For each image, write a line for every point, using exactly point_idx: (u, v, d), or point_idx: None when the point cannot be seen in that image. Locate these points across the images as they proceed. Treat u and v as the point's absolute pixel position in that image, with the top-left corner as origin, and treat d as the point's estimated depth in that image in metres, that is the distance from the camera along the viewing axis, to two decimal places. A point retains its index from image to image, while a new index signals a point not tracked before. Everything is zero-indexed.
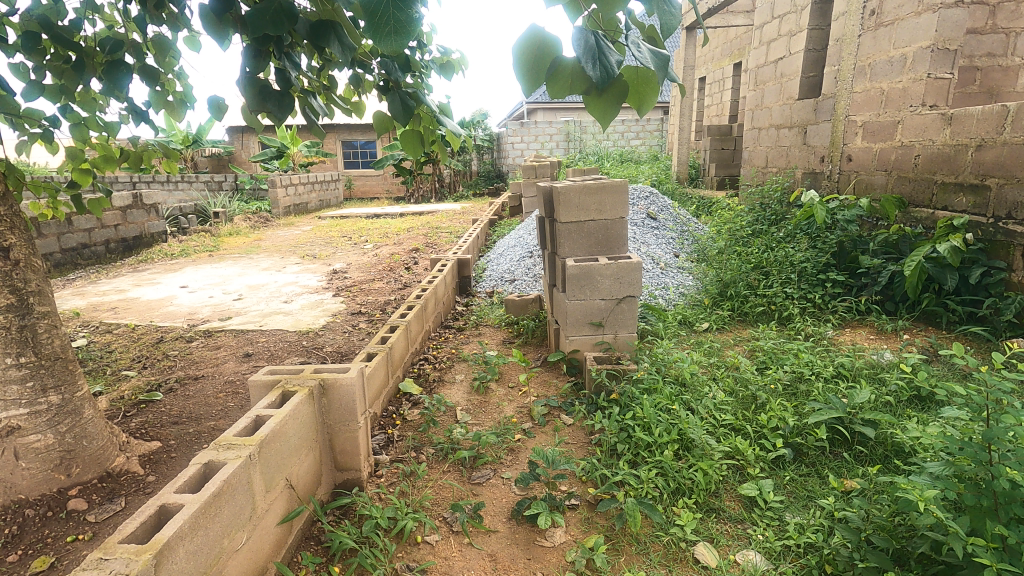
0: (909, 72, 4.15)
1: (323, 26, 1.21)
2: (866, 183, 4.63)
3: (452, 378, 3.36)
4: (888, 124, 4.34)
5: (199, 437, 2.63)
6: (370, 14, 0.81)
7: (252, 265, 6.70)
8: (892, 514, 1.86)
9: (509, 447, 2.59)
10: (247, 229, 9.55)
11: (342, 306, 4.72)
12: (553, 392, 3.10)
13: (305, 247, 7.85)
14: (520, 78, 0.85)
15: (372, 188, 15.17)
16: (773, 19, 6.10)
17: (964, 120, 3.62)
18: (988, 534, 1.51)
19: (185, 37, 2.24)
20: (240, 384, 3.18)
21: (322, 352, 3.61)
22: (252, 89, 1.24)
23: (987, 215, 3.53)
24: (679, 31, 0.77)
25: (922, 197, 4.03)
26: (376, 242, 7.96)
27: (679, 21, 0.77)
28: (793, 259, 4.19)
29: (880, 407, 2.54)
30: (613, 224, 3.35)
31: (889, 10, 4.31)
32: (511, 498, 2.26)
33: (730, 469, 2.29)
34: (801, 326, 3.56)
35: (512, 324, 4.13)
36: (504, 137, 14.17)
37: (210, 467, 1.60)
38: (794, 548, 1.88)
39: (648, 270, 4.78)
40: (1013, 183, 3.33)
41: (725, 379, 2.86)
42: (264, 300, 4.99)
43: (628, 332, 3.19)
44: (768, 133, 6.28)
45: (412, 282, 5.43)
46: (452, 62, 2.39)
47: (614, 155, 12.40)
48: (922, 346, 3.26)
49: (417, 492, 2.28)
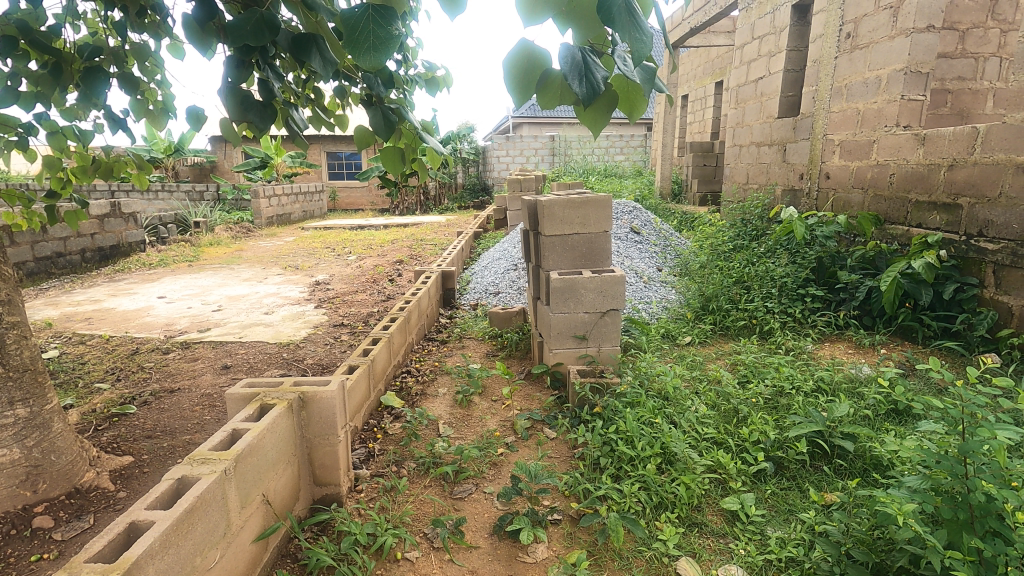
0: (884, 93, 4.27)
1: (305, 39, 1.21)
2: (843, 201, 4.73)
3: (435, 391, 3.33)
4: (864, 143, 4.46)
5: (173, 452, 2.56)
6: (350, 30, 0.92)
7: (232, 275, 6.60)
8: (872, 527, 1.87)
9: (491, 461, 2.56)
10: (229, 239, 9.42)
11: (324, 318, 4.66)
12: (536, 406, 3.09)
13: (287, 258, 7.75)
14: (512, 90, 0.89)
15: (356, 200, 15.17)
16: (753, 39, 6.26)
17: (936, 141, 3.74)
18: (965, 548, 1.52)
19: (167, 45, 2.22)
20: (217, 397, 3.12)
21: (303, 364, 3.56)
22: (233, 100, 1.24)
23: (960, 233, 3.61)
24: (649, 60, 0.76)
25: (897, 215, 4.12)
26: (359, 253, 7.91)
27: (649, 50, 0.76)
28: (773, 274, 4.25)
29: (858, 421, 2.57)
30: (597, 238, 3.37)
31: (864, 33, 4.46)
32: (493, 514, 2.23)
33: (712, 483, 2.29)
34: (781, 341, 3.60)
35: (496, 337, 4.12)
36: (490, 151, 14.12)
37: (184, 483, 1.56)
38: (776, 563, 1.88)
39: (631, 283, 4.82)
40: (984, 203, 3.42)
41: (708, 393, 2.87)
42: (244, 311, 4.92)
43: (612, 345, 3.19)
44: (748, 150, 6.39)
45: (395, 294, 5.39)
46: (437, 78, 2.40)
47: (598, 170, 12.54)
48: (899, 361, 3.31)
49: (397, 507, 2.25)
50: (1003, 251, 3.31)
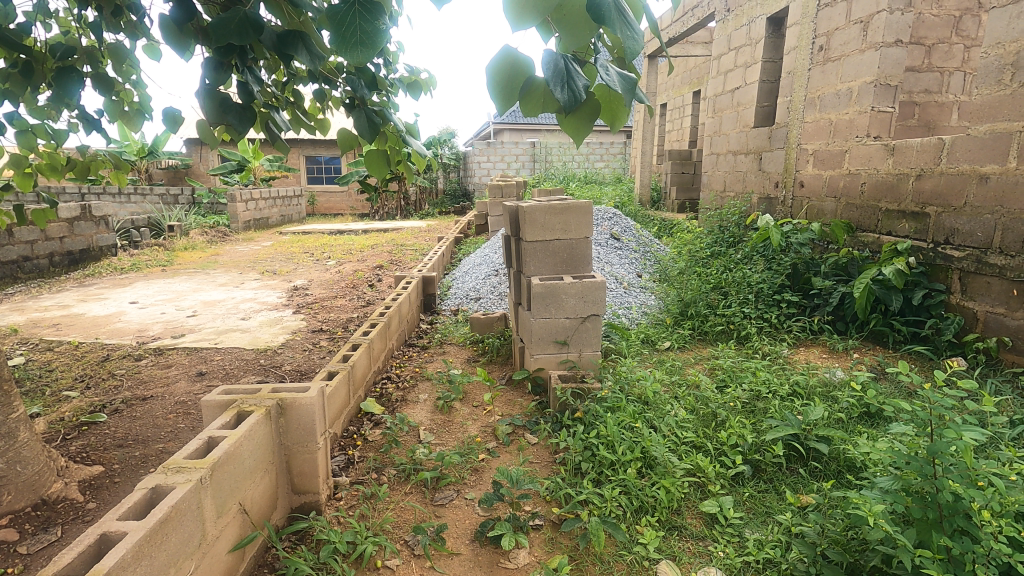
0: (855, 104, 4.40)
1: (291, 35, 1.21)
2: (817, 209, 4.84)
3: (416, 397, 3.31)
4: (837, 153, 4.58)
5: (146, 461, 2.50)
6: (337, 24, 0.91)
7: (208, 280, 6.48)
8: (846, 528, 1.91)
9: (472, 468, 2.55)
10: (204, 244, 9.24)
11: (302, 323, 4.60)
12: (517, 411, 3.09)
13: (265, 263, 7.63)
14: (495, 97, 0.89)
15: (336, 205, 15.06)
16: (730, 50, 6.39)
17: (905, 152, 3.86)
18: (935, 546, 1.56)
19: (143, 45, 2.18)
20: (192, 405, 3.05)
21: (281, 371, 3.51)
22: (212, 102, 1.23)
23: (928, 241, 3.72)
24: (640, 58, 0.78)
25: (868, 223, 4.23)
26: (339, 259, 7.83)
27: (641, 48, 0.78)
28: (750, 280, 4.33)
29: (832, 424, 2.63)
30: (578, 244, 3.39)
31: (836, 46, 4.60)
32: (474, 520, 2.22)
33: (692, 486, 2.32)
34: (758, 345, 3.66)
35: (477, 342, 4.11)
36: (471, 156, 14.15)
37: (157, 492, 1.53)
38: (754, 564, 1.90)
39: (612, 289, 4.86)
40: (950, 212, 3.53)
41: (687, 397, 2.91)
42: (220, 317, 4.83)
43: (592, 350, 3.22)
44: (725, 158, 6.51)
45: (375, 299, 5.35)
46: (420, 82, 2.40)
47: (578, 177, 12.64)
48: (871, 364, 3.40)
49: (377, 514, 2.22)
50: (968, 258, 3.42)
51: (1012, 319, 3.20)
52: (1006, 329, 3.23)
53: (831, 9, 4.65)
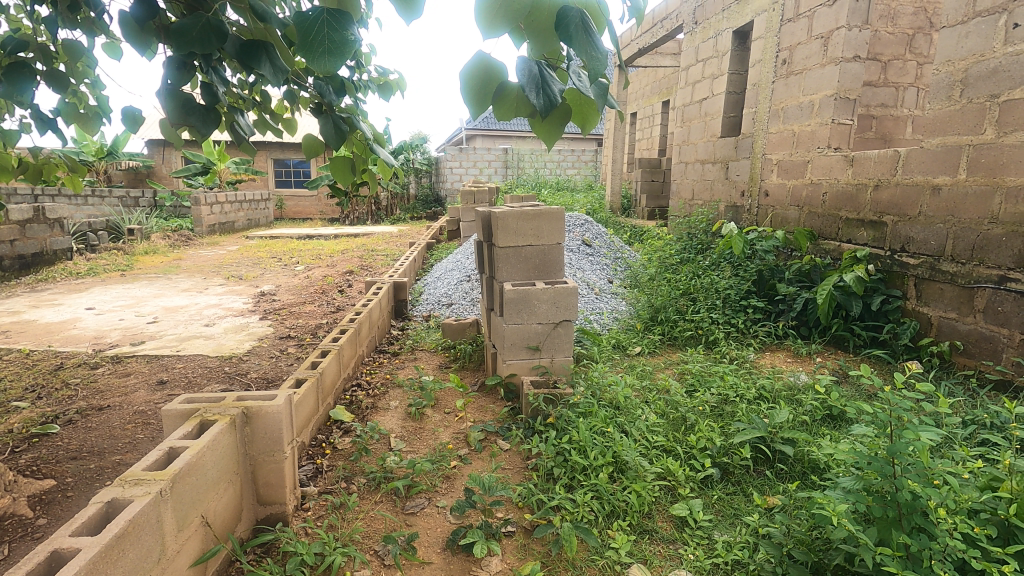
0: (817, 117, 4.55)
1: (255, 46, 1.20)
2: (781, 217, 4.98)
3: (386, 405, 3.26)
4: (800, 163, 4.73)
5: (102, 473, 2.39)
6: (303, 35, 0.90)
7: (170, 285, 6.27)
8: (810, 527, 1.95)
9: (444, 475, 2.52)
10: (166, 248, 8.94)
11: (269, 330, 4.50)
12: (489, 417, 3.08)
13: (230, 268, 7.44)
14: (468, 101, 0.91)
15: (304, 209, 14.81)
16: (697, 62, 6.54)
17: (864, 163, 4.01)
18: (895, 544, 1.61)
19: (102, 44, 2.11)
20: (152, 415, 2.94)
21: (247, 378, 3.42)
22: (174, 102, 1.21)
23: (885, 248, 3.86)
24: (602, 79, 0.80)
25: (829, 231, 4.37)
26: (308, 263, 7.69)
27: (603, 68, 0.81)
28: (718, 286, 4.42)
29: (797, 426, 2.69)
30: (550, 250, 3.41)
31: (798, 60, 4.76)
32: (446, 528, 2.19)
33: (662, 490, 2.34)
34: (726, 350, 3.73)
35: (449, 348, 4.09)
36: (443, 162, 14.12)
37: (114, 506, 1.46)
38: (723, 566, 1.93)
39: (583, 295, 4.90)
40: (906, 221, 3.68)
41: (657, 402, 2.95)
42: (183, 323, 4.68)
43: (564, 355, 3.23)
44: (693, 167, 6.65)
45: (345, 305, 5.26)
46: (390, 83, 2.39)
47: (551, 184, 12.73)
48: (833, 368, 3.50)
49: (346, 524, 2.18)
50: (923, 266, 3.57)
51: (963, 323, 3.34)
52: (958, 333, 3.37)
53: (794, 25, 4.82)
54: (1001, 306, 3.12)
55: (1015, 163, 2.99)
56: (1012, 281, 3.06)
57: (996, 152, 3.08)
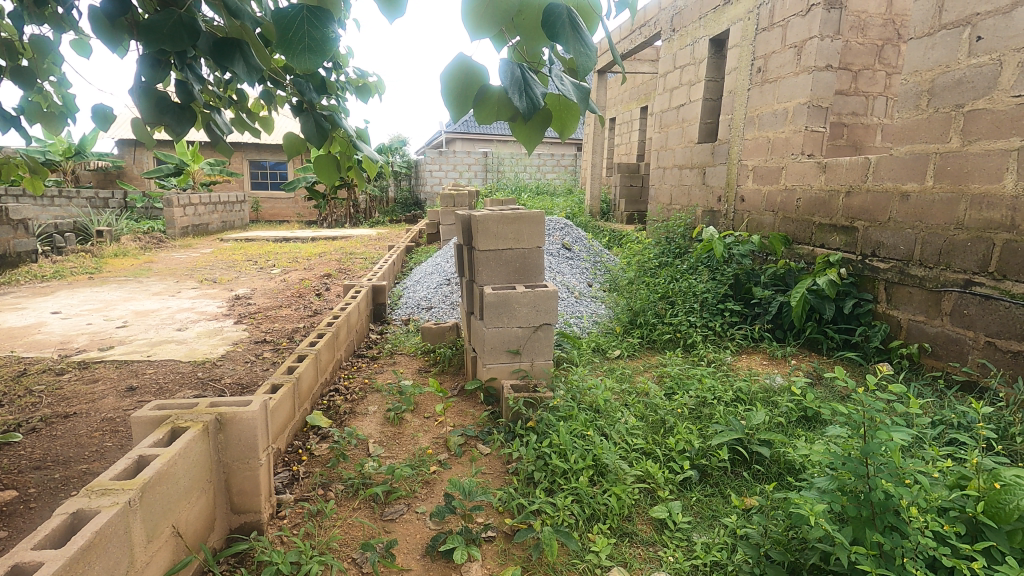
0: (790, 124, 4.65)
1: (228, 44, 1.18)
2: (756, 222, 5.07)
3: (365, 410, 3.22)
4: (774, 169, 4.82)
5: (67, 484, 2.31)
6: (282, 30, 0.88)
7: (141, 289, 6.11)
8: (786, 528, 1.98)
9: (423, 480, 2.50)
10: (136, 251, 8.72)
11: (244, 334, 4.41)
12: (469, 422, 3.06)
13: (203, 271, 7.28)
14: (449, 104, 0.90)
15: (281, 211, 14.60)
16: (675, 69, 6.64)
17: (836, 169, 4.10)
18: (868, 543, 1.64)
19: (70, 41, 2.05)
20: (120, 422, 2.85)
21: (220, 384, 3.34)
22: (148, 101, 1.18)
23: (856, 253, 3.95)
24: (593, 74, 0.79)
25: (803, 236, 4.47)
26: (284, 267, 7.57)
27: (594, 64, 0.80)
28: (696, 289, 4.48)
29: (773, 428, 2.73)
30: (530, 254, 3.41)
31: (773, 69, 4.87)
32: (425, 534, 2.17)
33: (642, 492, 2.36)
34: (703, 353, 3.77)
35: (428, 352, 4.06)
36: (422, 165, 14.05)
37: (80, 517, 1.41)
38: (702, 567, 1.94)
39: (563, 298, 4.91)
40: (876, 226, 3.77)
41: (636, 404, 2.97)
42: (154, 327, 4.55)
43: (544, 359, 3.23)
44: (671, 172, 6.73)
45: (323, 309, 5.19)
46: (369, 85, 2.37)
47: (531, 187, 12.76)
48: (807, 370, 3.57)
49: (323, 532, 2.15)
50: (892, 270, 3.66)
51: (931, 326, 3.44)
52: (927, 336, 3.47)
53: (768, 34, 4.92)
54: (967, 309, 3.22)
55: (979, 171, 3.10)
56: (976, 285, 3.16)
57: (961, 160, 3.18)
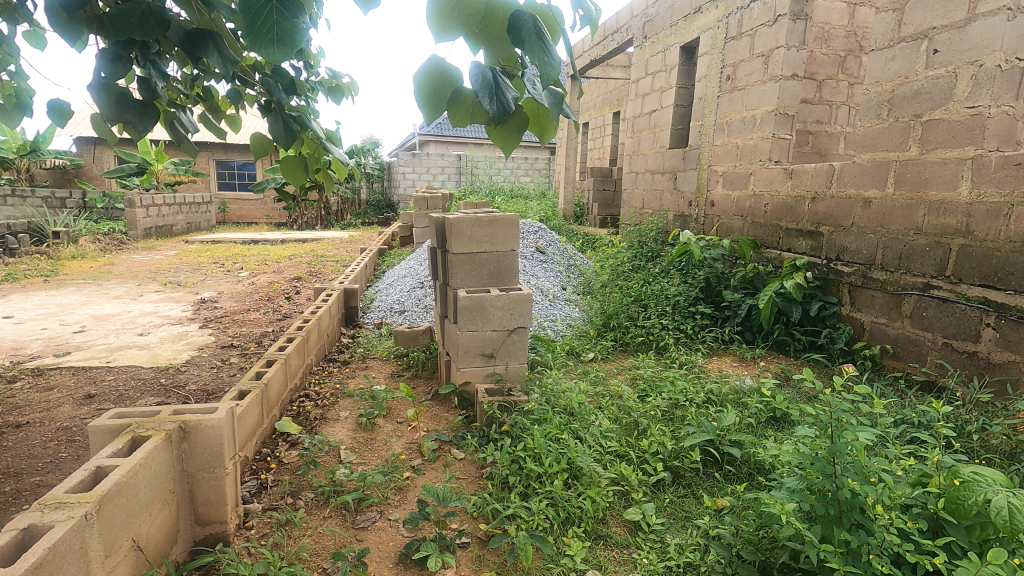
0: (758, 131, 4.76)
1: (201, 35, 1.17)
2: (726, 227, 5.17)
3: (336, 415, 3.16)
4: (743, 175, 4.93)
5: (18, 497, 2.19)
6: (251, 20, 0.85)
7: (99, 292, 5.88)
8: (757, 527, 2.01)
9: (396, 487, 2.46)
10: (96, 252, 8.40)
11: (210, 339, 4.28)
12: (443, 426, 3.02)
13: (167, 274, 7.06)
14: (423, 106, 0.89)
15: (249, 213, 14.28)
16: (647, 75, 6.73)
17: (802, 176, 4.21)
18: (836, 540, 1.68)
19: (25, 32, 1.96)
20: (77, 431, 2.73)
21: (185, 391, 3.23)
22: (109, 96, 1.14)
23: (822, 257, 4.06)
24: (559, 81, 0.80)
25: (771, 240, 4.57)
26: (252, 270, 7.40)
27: (558, 72, 0.80)
28: (668, 293, 4.54)
29: (743, 429, 2.78)
30: (504, 257, 3.40)
31: (741, 77, 4.98)
32: (398, 541, 2.13)
33: (616, 495, 2.37)
34: (676, 355, 3.82)
35: (401, 356, 4.01)
36: (395, 167, 13.92)
37: (31, 532, 1.34)
38: (675, 569, 1.95)
39: (537, 301, 4.92)
40: (840, 231, 3.89)
41: (610, 407, 2.98)
42: (114, 332, 4.38)
43: (519, 362, 3.23)
44: (643, 177, 6.82)
45: (293, 312, 5.08)
46: (341, 86, 2.33)
47: (504, 191, 12.76)
48: (776, 371, 3.65)
49: (292, 542, 2.09)
50: (856, 273, 3.77)
51: (892, 328, 3.55)
52: (888, 337, 3.58)
53: (737, 42, 5.04)
54: (926, 312, 3.33)
55: (936, 179, 3.22)
56: (934, 288, 3.28)
57: (919, 168, 3.30)
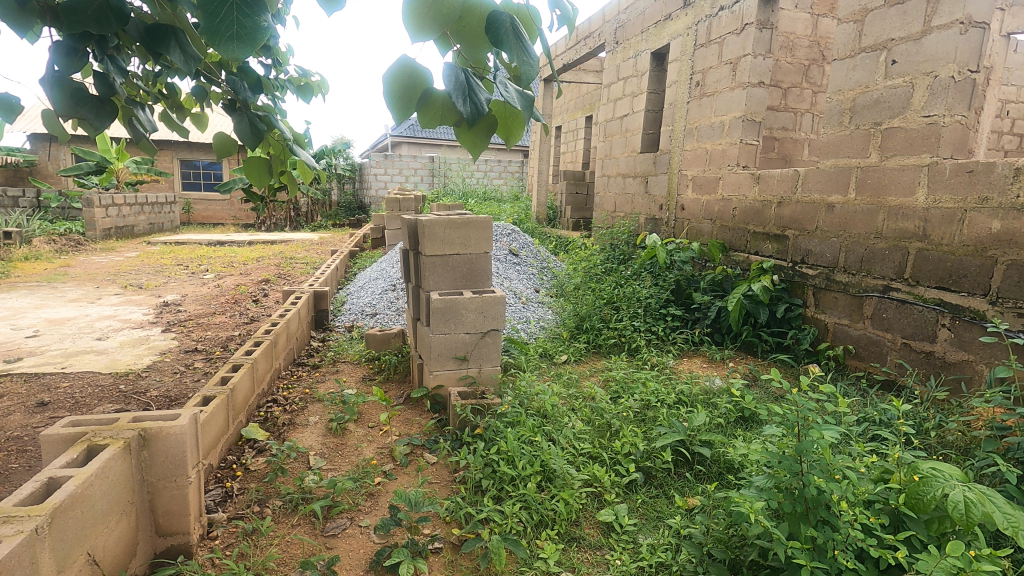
0: (727, 136, 4.86)
1: (162, 30, 1.13)
2: (695, 230, 5.26)
3: (305, 420, 3.09)
4: (712, 179, 5.02)
5: None
6: (209, 17, 0.82)
7: (55, 295, 5.64)
8: (727, 525, 2.05)
9: (367, 492, 2.42)
10: (51, 253, 8.07)
11: (173, 343, 4.14)
12: (415, 430, 2.99)
13: (128, 276, 6.81)
14: (393, 106, 0.87)
15: (215, 213, 13.92)
16: (618, 80, 6.82)
17: (768, 181, 4.31)
18: (803, 537, 1.72)
19: None
20: (29, 441, 2.61)
21: (146, 397, 3.12)
22: (62, 91, 1.09)
23: (787, 260, 4.16)
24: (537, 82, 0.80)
25: (739, 243, 4.67)
26: (218, 272, 7.20)
27: (537, 73, 0.80)
28: (639, 295, 4.59)
29: (713, 429, 2.82)
30: (477, 259, 3.38)
31: (710, 83, 5.08)
32: (369, 548, 2.09)
33: (589, 496, 2.37)
34: (647, 356, 3.86)
35: (373, 360, 3.95)
36: (367, 169, 13.76)
37: None
38: (648, 569, 1.97)
39: (511, 304, 4.92)
40: (805, 235, 3.99)
41: (583, 409, 3.00)
42: (69, 337, 4.21)
43: (492, 365, 3.21)
44: (615, 180, 6.89)
45: (260, 315, 4.96)
46: (311, 85, 2.29)
47: (477, 193, 12.75)
48: (744, 372, 3.73)
49: (259, 552, 2.03)
50: (820, 276, 3.88)
51: (854, 329, 3.66)
52: (851, 338, 3.69)
53: (706, 50, 5.14)
54: (886, 313, 3.45)
55: (895, 185, 3.34)
56: (894, 290, 3.40)
57: (879, 174, 3.41)
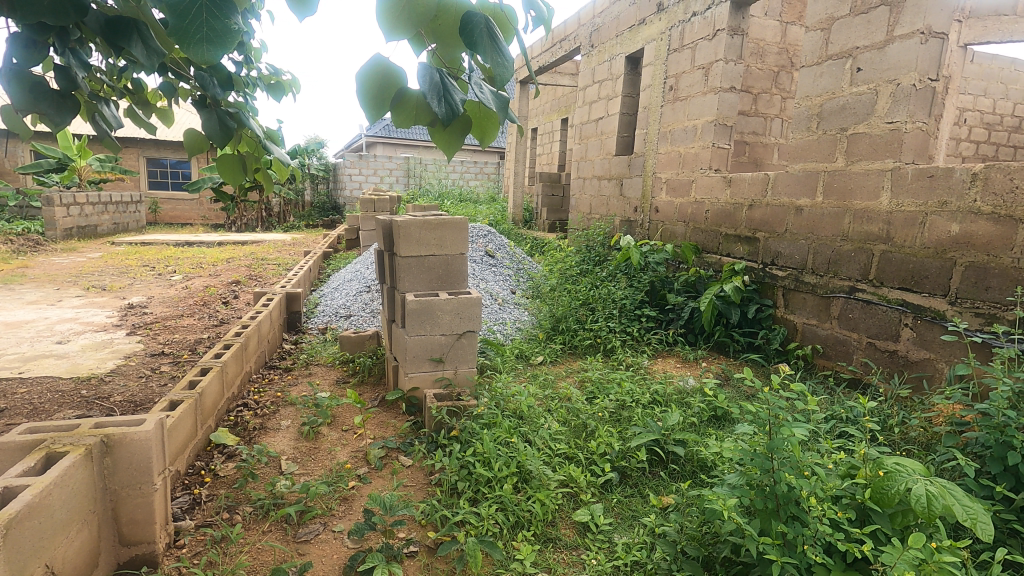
0: (699, 140, 4.94)
1: (124, 23, 1.09)
2: (669, 232, 5.34)
3: (277, 424, 3.03)
4: (685, 182, 5.10)
5: None
6: (176, 18, 0.80)
7: (11, 297, 5.42)
8: (700, 523, 2.07)
9: (341, 497, 2.38)
10: (8, 254, 7.75)
11: (138, 346, 4.02)
12: (390, 433, 2.96)
13: (90, 278, 6.58)
14: (366, 105, 0.86)
15: (184, 213, 13.57)
16: (593, 83, 6.87)
17: (740, 184, 4.40)
18: (774, 533, 1.75)
19: None
20: None
21: (109, 403, 3.01)
22: (20, 85, 1.06)
23: (758, 262, 4.25)
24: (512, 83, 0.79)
25: (711, 245, 4.75)
26: (186, 273, 7.01)
27: (511, 74, 0.79)
28: (614, 296, 4.63)
29: (687, 428, 2.86)
30: (452, 259, 3.36)
31: (683, 88, 5.16)
32: (343, 553, 2.06)
33: (565, 497, 2.38)
34: (622, 357, 3.89)
35: (347, 362, 3.89)
36: (341, 169, 13.58)
37: None
38: (623, 568, 1.98)
39: (487, 305, 4.91)
40: (775, 237, 4.08)
41: (559, 410, 3.01)
42: (27, 341, 4.04)
43: (468, 366, 3.20)
44: (591, 182, 6.94)
45: (230, 318, 4.85)
46: (283, 83, 2.25)
47: (453, 194, 12.70)
48: (717, 371, 3.79)
49: (228, 560, 1.98)
50: (789, 277, 3.97)
51: (822, 328, 3.76)
52: (819, 338, 3.78)
53: (679, 55, 5.22)
54: (852, 313, 3.55)
55: (860, 189, 3.44)
56: (859, 291, 3.50)
57: (845, 179, 3.51)
